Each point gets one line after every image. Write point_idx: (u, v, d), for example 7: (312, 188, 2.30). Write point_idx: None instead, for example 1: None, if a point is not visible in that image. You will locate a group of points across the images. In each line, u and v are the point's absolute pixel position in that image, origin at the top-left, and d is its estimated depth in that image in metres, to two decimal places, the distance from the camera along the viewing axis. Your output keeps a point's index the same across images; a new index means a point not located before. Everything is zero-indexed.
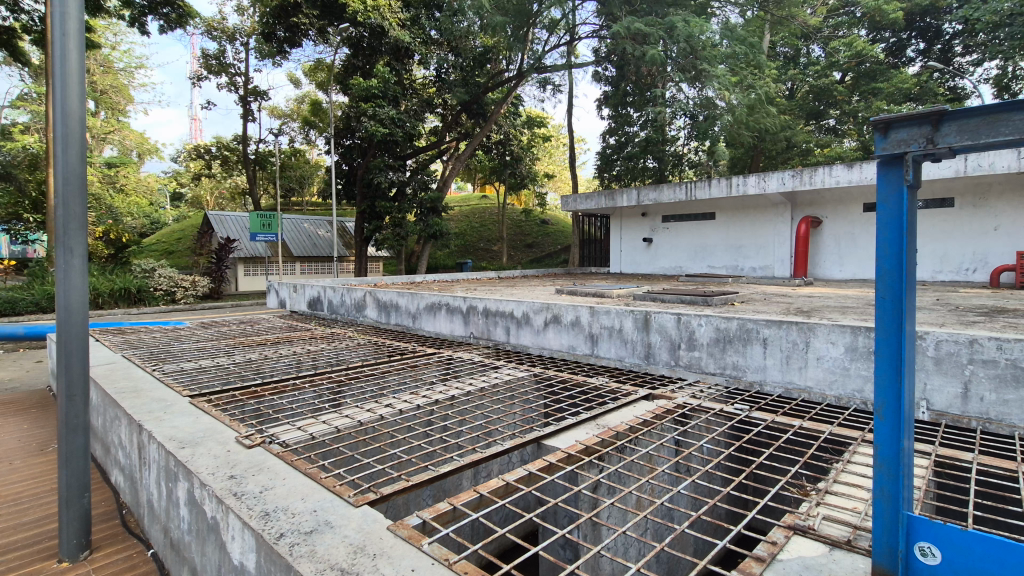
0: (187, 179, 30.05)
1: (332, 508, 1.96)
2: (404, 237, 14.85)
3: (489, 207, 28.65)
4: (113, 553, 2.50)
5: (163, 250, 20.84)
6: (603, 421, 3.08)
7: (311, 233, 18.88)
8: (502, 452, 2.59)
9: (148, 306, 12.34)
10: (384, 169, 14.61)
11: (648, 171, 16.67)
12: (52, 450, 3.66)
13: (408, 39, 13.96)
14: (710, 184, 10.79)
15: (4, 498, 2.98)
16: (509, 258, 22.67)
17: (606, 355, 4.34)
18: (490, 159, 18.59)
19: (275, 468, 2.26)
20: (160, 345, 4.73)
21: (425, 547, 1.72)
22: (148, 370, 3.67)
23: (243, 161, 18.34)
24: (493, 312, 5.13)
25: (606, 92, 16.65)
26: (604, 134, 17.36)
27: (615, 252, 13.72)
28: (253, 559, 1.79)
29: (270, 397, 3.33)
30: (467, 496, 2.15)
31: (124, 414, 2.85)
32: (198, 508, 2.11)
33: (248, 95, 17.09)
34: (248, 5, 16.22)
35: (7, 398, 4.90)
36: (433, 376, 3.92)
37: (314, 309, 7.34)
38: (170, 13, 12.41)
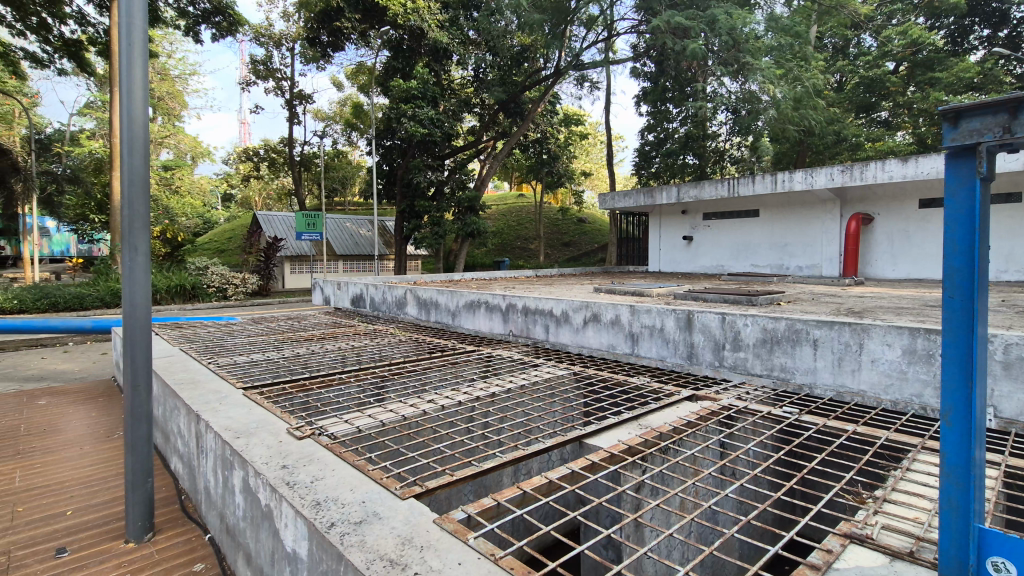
0: (237, 181, 31.33)
1: (379, 500, 2.01)
2: (442, 236, 15.05)
3: (525, 206, 28.69)
4: (174, 536, 2.64)
5: (214, 249, 21.79)
6: (646, 421, 3.03)
7: (353, 232, 19.33)
8: (544, 450, 2.58)
9: (202, 301, 12.93)
10: (423, 169, 14.86)
11: (688, 168, 16.28)
12: (118, 437, 3.89)
13: (447, 40, 14.08)
14: (754, 180, 10.47)
15: (77, 480, 3.18)
16: (546, 257, 22.62)
17: (647, 354, 4.27)
18: (527, 158, 18.61)
19: (324, 460, 2.33)
20: (215, 339, 4.95)
21: (471, 541, 1.73)
22: (204, 363, 3.84)
23: (289, 162, 18.98)
24: (532, 310, 5.13)
25: (645, 88, 16.31)
26: (641, 130, 17.05)
27: (653, 251, 13.50)
28: (305, 547, 1.84)
29: (318, 391, 3.43)
30: (510, 493, 2.16)
31: (183, 404, 2.99)
32: (253, 496, 2.20)
33: (293, 99, 17.65)
34: (293, 11, 16.74)
35: (77, 388, 5.22)
36: (474, 373, 3.95)
37: (357, 306, 7.51)
38: (222, 21, 12.95)
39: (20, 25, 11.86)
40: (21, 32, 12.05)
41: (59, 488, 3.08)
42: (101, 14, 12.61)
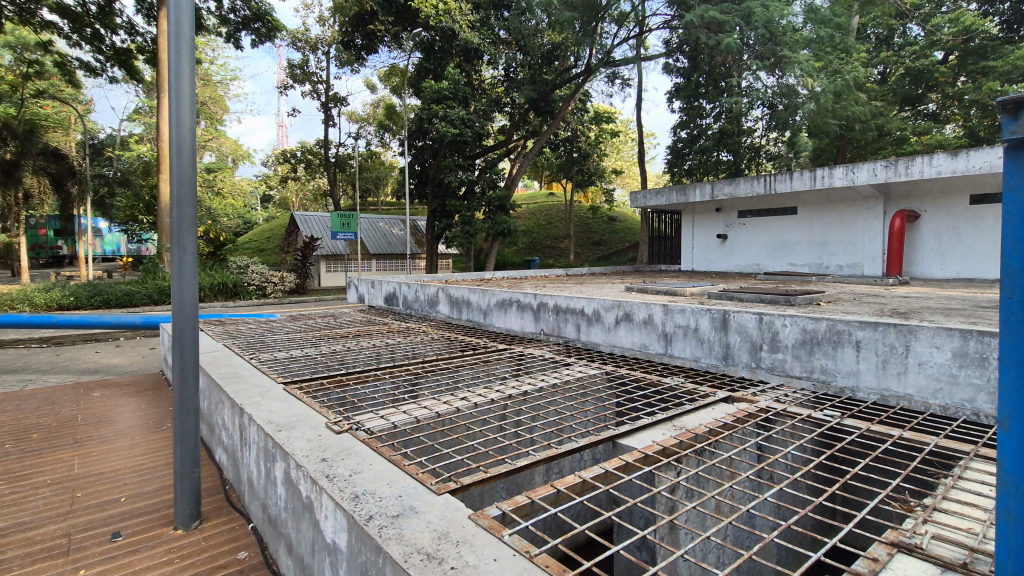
0: (275, 182, 32.30)
1: (415, 495, 2.04)
2: (473, 235, 15.17)
3: (555, 205, 28.59)
4: (219, 524, 2.74)
5: (254, 248, 22.52)
6: (681, 423, 2.99)
7: (385, 232, 19.65)
8: (577, 450, 2.57)
9: (243, 299, 13.39)
10: (454, 168, 14.99)
11: (722, 165, 15.91)
12: (167, 428, 4.07)
13: (478, 40, 14.15)
14: (792, 177, 10.18)
15: (130, 468, 3.34)
16: (576, 256, 22.53)
17: (681, 354, 4.20)
18: (557, 157, 18.59)
19: (362, 454, 2.38)
20: (256, 336, 5.12)
21: (505, 538, 1.75)
22: (246, 359, 3.98)
23: (324, 164, 19.44)
24: (563, 309, 5.12)
25: (677, 84, 16.02)
26: (674, 127, 16.76)
27: (686, 250, 13.28)
28: (344, 539, 1.89)
29: (353, 386, 3.52)
30: (544, 491, 2.16)
31: (227, 398, 3.10)
32: (294, 488, 2.26)
33: (329, 101, 18.07)
34: (329, 15, 17.13)
35: (129, 380, 5.49)
36: (505, 372, 3.96)
37: (390, 304, 7.65)
38: (261, 27, 13.35)
39: (76, 36, 12.53)
40: (77, 43, 12.72)
41: (114, 475, 3.25)
42: (150, 23, 13.18)
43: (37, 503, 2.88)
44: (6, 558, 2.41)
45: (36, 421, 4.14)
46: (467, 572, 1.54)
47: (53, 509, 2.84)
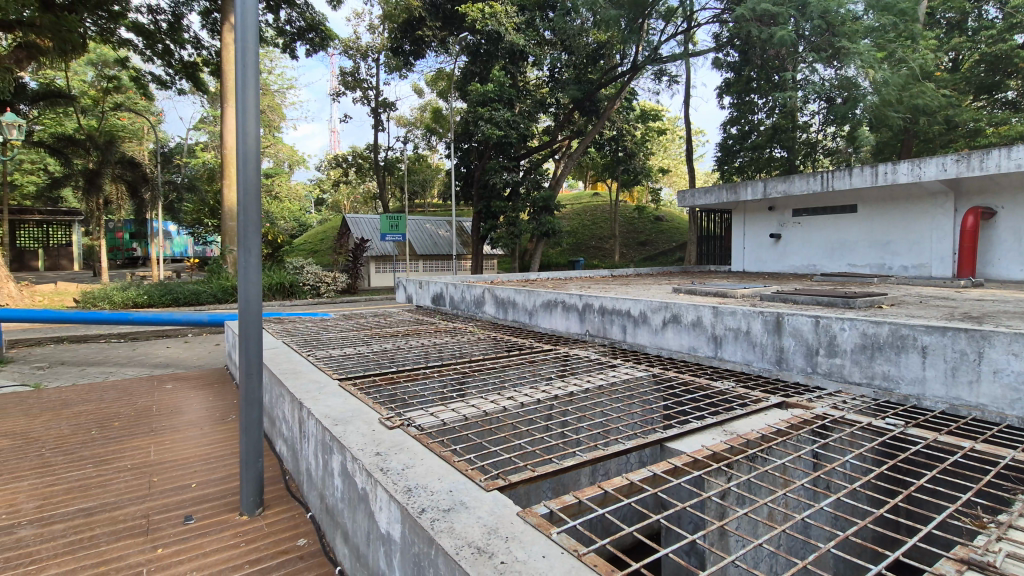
0: (328, 186, 33.58)
1: (466, 490, 2.10)
2: (518, 236, 15.28)
3: (600, 205, 28.36)
4: (281, 512, 2.90)
5: (309, 249, 23.50)
6: (731, 428, 2.93)
7: (432, 233, 20.06)
8: (624, 451, 2.56)
9: (299, 298, 13.99)
10: (499, 170, 15.10)
11: (775, 162, 15.34)
12: (231, 419, 4.32)
13: (523, 41, 14.23)
14: (851, 173, 9.71)
15: (200, 456, 3.58)
16: (621, 256, 22.28)
17: (731, 357, 4.11)
18: (603, 156, 18.45)
19: (413, 449, 2.47)
20: (312, 333, 5.36)
21: (554, 535, 1.78)
22: (304, 356, 4.18)
23: (374, 167, 20.03)
24: (609, 310, 5.09)
25: (727, 79, 15.58)
26: (724, 124, 16.29)
27: (737, 251, 12.88)
28: (398, 530, 1.96)
29: (404, 384, 3.64)
30: (591, 491, 2.17)
31: (288, 392, 3.28)
32: (350, 479, 2.37)
33: (378, 107, 18.62)
34: (378, 23, 17.65)
35: (196, 374, 5.87)
36: (551, 372, 3.99)
37: (437, 304, 7.80)
38: (315, 37, 13.90)
39: (149, 52, 13.47)
40: (150, 58, 13.65)
41: (186, 463, 3.48)
42: (214, 38, 13.99)
43: (120, 486, 3.13)
44: (94, 534, 2.63)
45: (116, 410, 4.49)
46: (517, 568, 1.59)
47: (132, 492, 3.07)
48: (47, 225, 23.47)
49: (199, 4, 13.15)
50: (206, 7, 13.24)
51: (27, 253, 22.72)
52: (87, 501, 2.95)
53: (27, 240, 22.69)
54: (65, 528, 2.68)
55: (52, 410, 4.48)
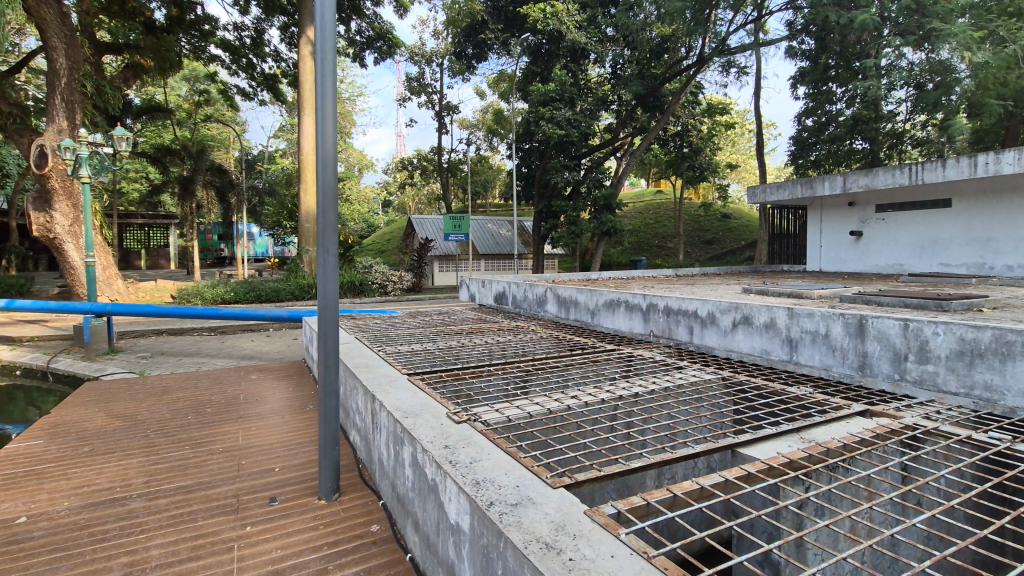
0: (394, 189, 34.83)
1: (532, 486, 2.13)
2: (578, 235, 15.20)
3: (664, 202, 27.66)
4: (356, 498, 3.06)
5: (377, 249, 24.47)
6: (809, 435, 2.78)
7: (493, 232, 20.32)
8: (693, 455, 2.50)
9: (368, 296, 14.60)
10: (560, 169, 15.06)
11: (855, 154, 14.33)
12: (309, 409, 4.59)
13: (585, 39, 14.15)
14: (944, 164, 8.93)
15: (282, 442, 3.84)
16: (686, 255, 21.67)
17: (808, 362, 3.89)
18: (667, 152, 18.01)
19: (480, 444, 2.52)
20: (383, 330, 5.58)
21: (623, 536, 1.77)
22: (375, 351, 4.37)
23: (438, 169, 20.57)
24: (675, 310, 4.97)
25: (802, 69, 14.75)
26: (799, 116, 15.35)
27: (813, 249, 12.14)
28: (467, 521, 2.02)
29: (470, 380, 3.73)
30: (659, 494, 2.13)
31: (361, 385, 3.43)
32: (421, 470, 2.46)
33: (442, 110, 19.10)
34: (443, 28, 18.10)
35: (278, 366, 6.27)
36: (615, 372, 3.94)
37: (500, 302, 7.90)
38: (383, 45, 14.46)
39: (235, 66, 14.52)
40: (235, 72, 14.71)
41: (270, 448, 3.73)
42: (292, 50, 14.86)
43: (213, 467, 3.40)
44: (192, 510, 2.88)
45: (209, 398, 4.89)
46: (585, 565, 1.59)
47: (224, 473, 3.33)
48: (149, 228, 25.82)
49: (277, 19, 14.03)
50: (284, 22, 14.10)
51: (132, 253, 25.12)
52: (186, 479, 3.24)
53: (132, 242, 25.08)
54: (169, 503, 2.95)
55: (157, 395, 4.94)
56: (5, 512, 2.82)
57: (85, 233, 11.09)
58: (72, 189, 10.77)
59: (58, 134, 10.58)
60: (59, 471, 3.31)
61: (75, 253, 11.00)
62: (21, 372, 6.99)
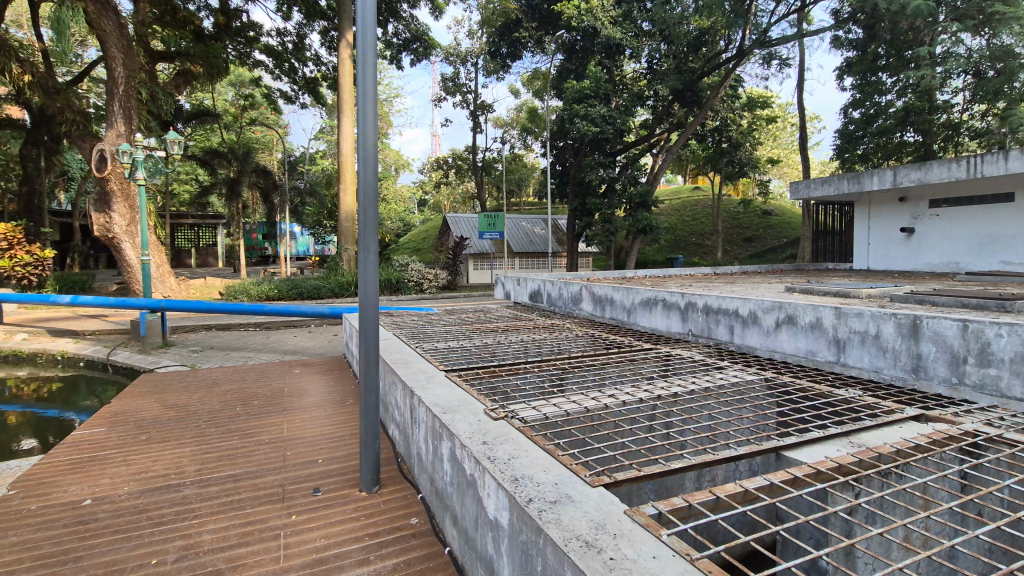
0: (430, 188, 35.28)
1: (571, 484, 2.12)
2: (613, 233, 15.08)
3: (702, 199, 27.06)
4: (395, 491, 3.11)
5: (413, 247, 24.84)
6: (858, 439, 2.67)
7: (528, 231, 20.34)
8: (735, 458, 2.44)
9: (404, 293, 14.83)
10: (595, 166, 14.94)
11: (907, 147, 13.69)
12: (349, 403, 4.70)
13: (620, 35, 13.99)
14: (1005, 156, 8.40)
15: (325, 435, 3.94)
16: (725, 253, 21.19)
17: (856, 363, 3.73)
18: (705, 147, 17.64)
19: (519, 441, 2.53)
20: (420, 327, 5.67)
21: (664, 538, 1.74)
22: (413, 348, 4.44)
23: (473, 168, 20.72)
24: (715, 309, 4.86)
25: (849, 59, 14.18)
26: (845, 108, 14.71)
27: (860, 246, 11.65)
28: (506, 517, 2.03)
29: (506, 377, 3.74)
30: (702, 496, 2.08)
31: (400, 380, 3.50)
32: (460, 466, 2.48)
33: (477, 110, 19.23)
34: (477, 28, 18.20)
35: (319, 361, 6.45)
36: (652, 372, 3.88)
37: (535, 300, 7.88)
38: (419, 47, 14.66)
39: (278, 71, 14.93)
40: (279, 77, 15.14)
41: (313, 440, 3.83)
42: (332, 54, 15.23)
43: (260, 458, 3.53)
44: (241, 497, 3.00)
45: (256, 390, 5.07)
46: (627, 566, 1.57)
47: (271, 464, 3.45)
48: (198, 228, 26.96)
49: (318, 24, 14.42)
50: (324, 26, 14.49)
51: (183, 252, 26.30)
52: (235, 468, 3.37)
53: (183, 241, 26.28)
54: (219, 490, 3.08)
55: (207, 388, 5.16)
56: (72, 495, 3.00)
57: (141, 233, 11.65)
58: (129, 190, 11.34)
59: (117, 138, 11.16)
60: (120, 457, 3.50)
61: (131, 251, 11.60)
62: (84, 364, 7.42)
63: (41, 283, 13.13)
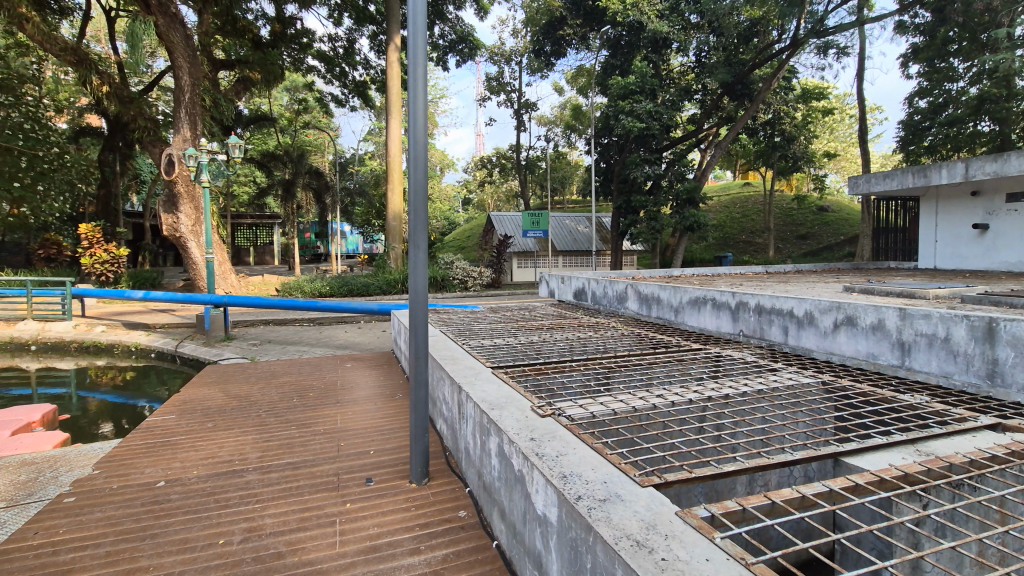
0: (474, 187, 35.68)
1: (620, 483, 2.11)
2: (659, 231, 14.79)
3: (753, 195, 26.16)
4: (444, 484, 3.19)
5: (457, 245, 25.17)
6: (926, 447, 2.52)
7: (571, 229, 20.26)
8: (791, 462, 2.35)
9: (449, 291, 15.06)
10: (640, 163, 14.71)
11: (981, 137, 12.62)
12: (398, 397, 4.83)
13: (667, 28, 13.71)
14: None
15: (376, 427, 4.07)
16: (777, 251, 20.45)
17: (923, 368, 3.52)
18: (756, 142, 17.08)
19: (566, 438, 2.54)
20: (467, 324, 5.75)
21: (718, 540, 1.70)
22: (460, 344, 4.53)
23: (516, 167, 20.81)
24: (767, 309, 4.70)
25: (916, 45, 13.38)
26: (911, 97, 13.88)
27: (927, 244, 10.99)
28: (555, 513, 2.04)
29: (552, 375, 3.76)
30: (757, 500, 2.03)
31: (448, 376, 3.57)
32: (508, 461, 2.51)
33: (520, 108, 19.28)
34: (521, 27, 18.25)
35: (369, 356, 6.65)
36: (701, 372, 3.80)
37: (579, 299, 7.83)
38: (465, 48, 14.84)
39: (330, 75, 15.47)
40: (330, 81, 15.68)
41: (365, 432, 3.96)
42: (380, 57, 15.63)
43: (316, 447, 3.68)
44: (299, 484, 3.15)
45: (311, 383, 5.29)
46: (679, 566, 1.56)
47: (325, 453, 3.59)
48: (255, 228, 28.26)
49: (367, 29, 14.82)
50: (373, 31, 14.89)
51: (241, 250, 27.64)
52: (293, 457, 3.53)
53: (242, 240, 27.63)
54: (279, 477, 3.24)
55: (266, 379, 5.42)
56: (147, 476, 3.22)
57: (205, 232, 12.33)
58: (195, 192, 12.00)
59: (183, 143, 11.85)
60: (190, 443, 3.73)
61: (196, 250, 12.31)
62: (154, 355, 7.93)
63: (116, 279, 14.06)
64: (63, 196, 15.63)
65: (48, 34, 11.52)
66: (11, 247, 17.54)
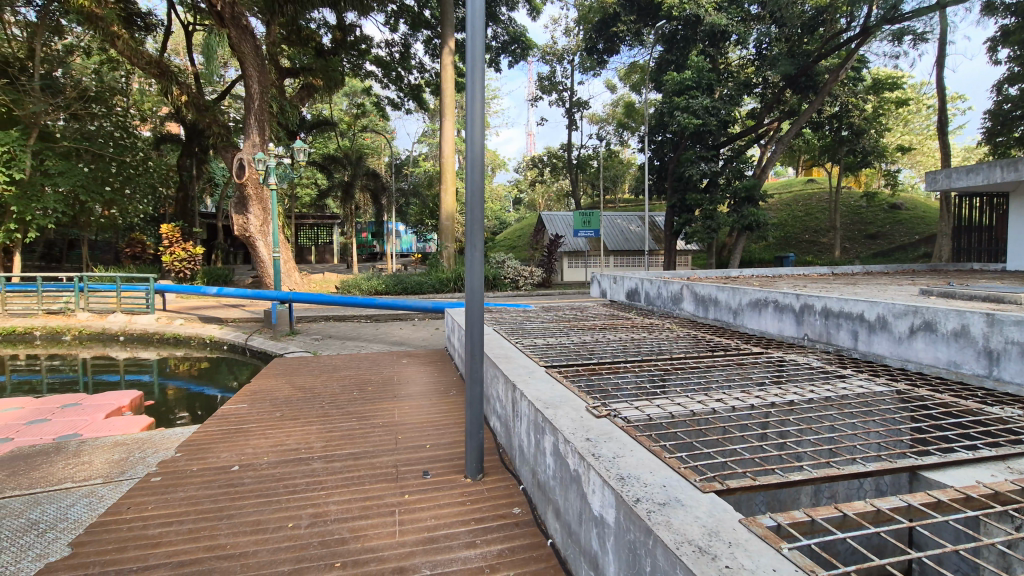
0: (525, 186, 35.83)
1: (680, 487, 2.06)
2: (715, 230, 14.31)
3: (817, 193, 24.93)
4: (497, 481, 3.22)
5: (507, 245, 25.36)
6: (1019, 464, 2.32)
7: (623, 228, 19.98)
8: (865, 474, 2.22)
9: (500, 290, 15.20)
10: (695, 161, 14.34)
11: None
12: (452, 394, 4.93)
13: (726, 21, 13.32)
14: None
15: (430, 422, 4.17)
16: (843, 251, 19.39)
17: (1013, 379, 3.23)
18: (821, 136, 16.27)
19: (622, 440, 2.51)
20: (519, 323, 5.78)
21: (785, 551, 1.63)
22: (513, 343, 4.57)
23: (568, 166, 20.73)
24: (835, 313, 4.47)
25: (1006, 27, 12.36)
26: (999, 83, 12.82)
27: (1017, 244, 10.09)
28: (613, 515, 2.03)
29: (606, 375, 3.72)
30: (827, 511, 1.92)
31: (502, 374, 3.61)
32: (563, 460, 2.52)
33: (572, 107, 19.18)
34: (574, 25, 18.15)
35: (423, 353, 6.81)
36: (763, 377, 3.66)
37: (631, 300, 7.73)
38: (517, 48, 14.96)
39: (386, 80, 15.93)
40: (387, 85, 16.14)
41: (421, 427, 4.06)
42: (434, 60, 15.97)
43: (375, 439, 3.81)
44: (360, 474, 3.27)
45: (369, 378, 5.47)
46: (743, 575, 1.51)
47: (384, 445, 3.71)
48: (316, 228, 29.54)
49: (422, 33, 15.15)
50: (427, 35, 15.23)
51: (303, 249, 28.97)
52: (355, 447, 3.67)
53: (304, 239, 28.95)
54: (342, 466, 3.38)
55: (328, 373, 5.65)
56: (222, 461, 3.44)
57: (271, 232, 13.01)
58: (263, 194, 12.66)
59: (253, 147, 12.57)
60: (260, 430, 3.95)
61: (263, 249, 13.01)
62: (226, 347, 8.44)
63: (192, 276, 15.06)
64: (147, 198, 16.85)
65: (136, 49, 12.42)
66: (102, 246, 19.17)
